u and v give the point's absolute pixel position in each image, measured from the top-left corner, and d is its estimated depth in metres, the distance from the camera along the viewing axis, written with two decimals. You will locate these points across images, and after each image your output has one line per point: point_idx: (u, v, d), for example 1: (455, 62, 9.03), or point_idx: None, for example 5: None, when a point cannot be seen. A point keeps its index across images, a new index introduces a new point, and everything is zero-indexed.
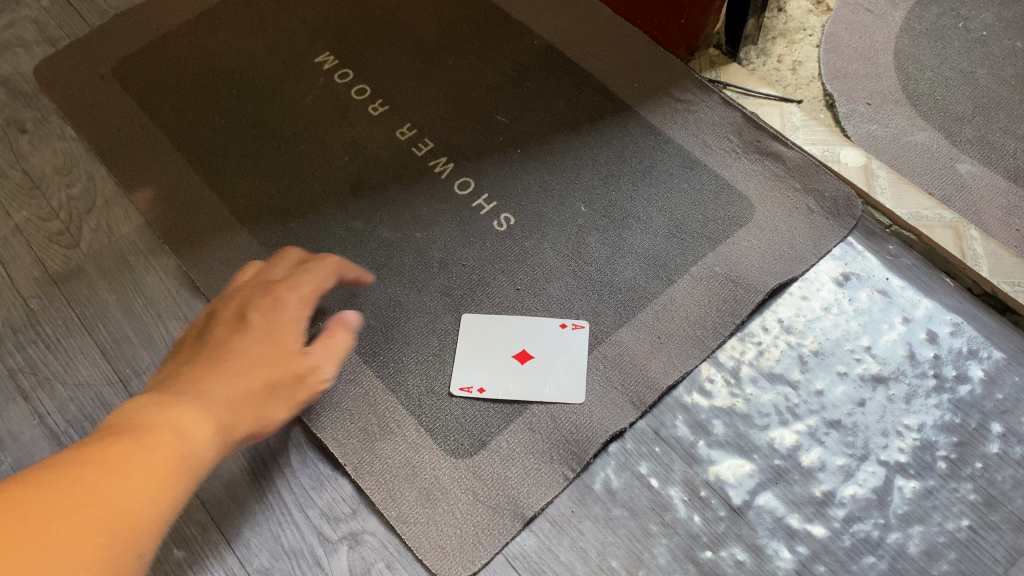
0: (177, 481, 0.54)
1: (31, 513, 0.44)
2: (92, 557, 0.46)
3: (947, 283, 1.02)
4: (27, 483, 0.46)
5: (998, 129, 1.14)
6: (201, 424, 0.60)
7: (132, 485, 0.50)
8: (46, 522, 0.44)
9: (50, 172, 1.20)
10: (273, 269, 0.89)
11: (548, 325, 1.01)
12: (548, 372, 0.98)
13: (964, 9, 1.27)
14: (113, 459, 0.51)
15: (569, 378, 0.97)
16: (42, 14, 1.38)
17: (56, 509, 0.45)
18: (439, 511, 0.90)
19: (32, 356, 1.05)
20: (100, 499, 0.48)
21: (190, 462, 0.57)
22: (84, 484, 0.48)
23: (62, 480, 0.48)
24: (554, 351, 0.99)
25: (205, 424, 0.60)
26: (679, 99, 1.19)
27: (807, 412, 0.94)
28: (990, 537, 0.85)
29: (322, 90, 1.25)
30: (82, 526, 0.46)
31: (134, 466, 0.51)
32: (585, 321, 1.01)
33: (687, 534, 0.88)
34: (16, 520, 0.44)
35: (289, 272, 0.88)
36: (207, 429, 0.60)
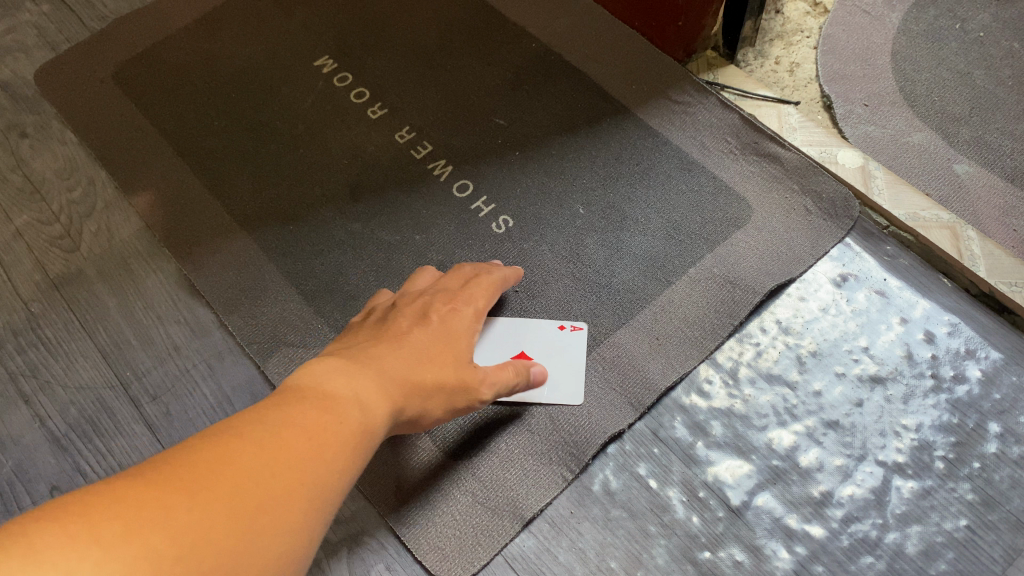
0: (358, 454, 0.64)
1: (242, 476, 0.55)
2: (290, 518, 0.56)
3: (944, 284, 1.02)
4: (244, 445, 0.57)
5: (996, 130, 1.15)
6: (381, 401, 0.69)
7: (323, 458, 0.60)
8: (254, 486, 0.55)
9: (51, 176, 1.21)
10: (445, 280, 0.92)
11: (547, 327, 1.01)
12: (548, 375, 0.98)
13: (960, 10, 1.28)
14: (310, 433, 0.61)
15: (569, 380, 0.97)
16: (41, 19, 1.38)
17: (264, 475, 0.56)
18: (439, 513, 0.91)
19: (33, 360, 1.05)
20: (299, 469, 0.58)
21: (369, 437, 0.66)
22: (286, 453, 0.58)
23: (270, 447, 0.58)
24: (553, 353, 0.99)
25: (384, 402, 0.69)
26: (677, 101, 1.19)
27: (805, 412, 0.94)
28: (988, 537, 0.85)
29: (322, 93, 1.25)
30: (283, 491, 0.56)
31: (324, 439, 0.61)
32: (584, 323, 1.02)
33: (686, 535, 0.88)
34: (235, 480, 0.54)
35: (464, 282, 0.92)
36: (385, 407, 0.69)
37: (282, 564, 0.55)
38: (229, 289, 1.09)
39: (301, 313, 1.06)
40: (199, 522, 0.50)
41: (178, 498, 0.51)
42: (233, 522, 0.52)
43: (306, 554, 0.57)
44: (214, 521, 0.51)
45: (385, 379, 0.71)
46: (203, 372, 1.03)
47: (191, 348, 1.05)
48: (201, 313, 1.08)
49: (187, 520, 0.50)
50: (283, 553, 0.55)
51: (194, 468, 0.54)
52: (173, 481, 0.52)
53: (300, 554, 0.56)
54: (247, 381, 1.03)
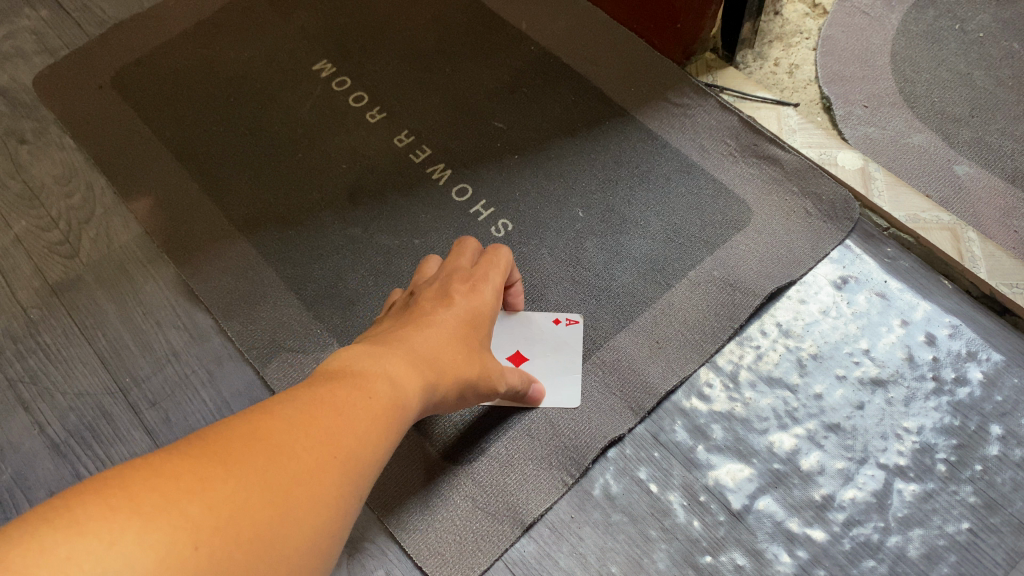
0: (393, 430, 0.63)
1: (277, 450, 0.53)
2: (329, 493, 0.54)
3: (945, 286, 1.02)
4: (277, 421, 0.55)
5: (996, 131, 1.14)
6: (415, 378, 0.68)
7: (359, 433, 0.59)
8: (290, 460, 0.53)
9: (50, 181, 1.21)
10: (452, 260, 0.88)
11: (544, 323, 1.02)
12: (544, 372, 0.98)
13: (960, 11, 1.27)
14: (344, 409, 0.59)
15: (565, 379, 0.98)
16: (39, 24, 1.38)
17: (300, 448, 0.54)
18: (439, 518, 0.90)
19: (32, 366, 1.05)
20: (334, 444, 0.56)
21: (403, 413, 0.65)
22: (320, 429, 0.56)
23: (303, 422, 0.56)
24: (550, 350, 1.00)
25: (418, 379, 0.68)
26: (676, 104, 1.19)
27: (806, 416, 0.94)
28: (990, 540, 0.85)
29: (321, 98, 1.25)
30: (319, 465, 0.54)
31: (358, 416, 0.60)
32: (580, 317, 1.02)
33: (686, 539, 0.88)
34: (270, 454, 0.52)
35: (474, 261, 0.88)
36: (419, 384, 0.68)
37: (320, 539, 0.53)
38: (228, 294, 1.09)
39: (300, 318, 1.06)
40: (237, 493, 0.48)
41: (214, 470, 0.49)
42: (272, 494, 0.50)
43: (342, 531, 0.55)
44: (251, 492, 0.49)
45: (416, 357, 0.70)
46: (202, 377, 1.03)
47: (190, 353, 1.05)
48: (200, 319, 1.08)
49: (224, 492, 0.48)
50: (322, 528, 0.53)
51: (226, 440, 0.51)
52: (207, 453, 0.50)
53: (338, 530, 0.55)
54: (246, 386, 1.02)
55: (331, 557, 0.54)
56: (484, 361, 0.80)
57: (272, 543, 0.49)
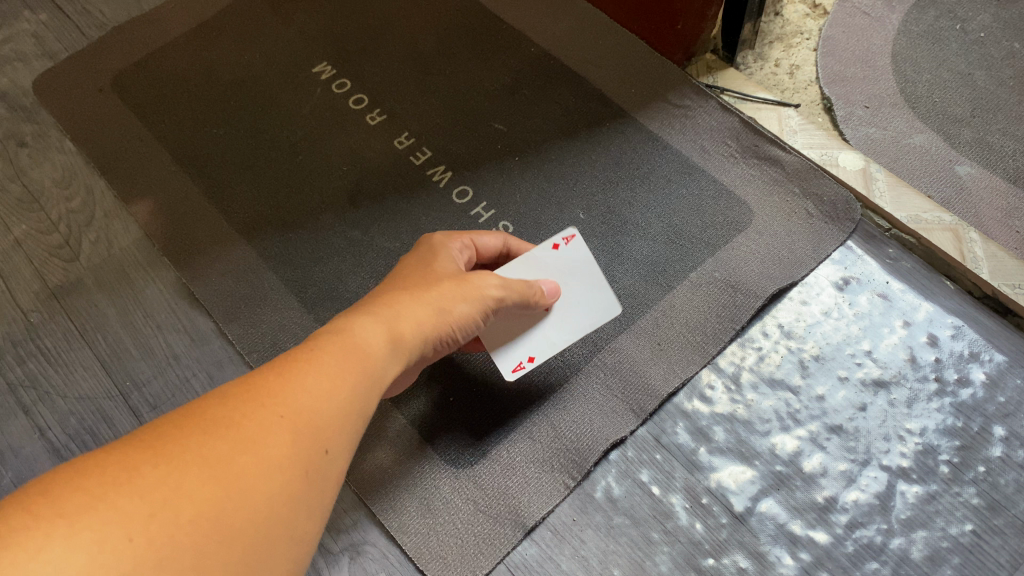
0: (353, 375, 0.64)
1: (211, 427, 0.55)
2: (276, 454, 0.56)
3: (947, 286, 1.01)
4: (211, 402, 0.57)
5: (998, 131, 1.14)
6: (370, 323, 0.68)
7: (302, 389, 0.60)
8: (226, 432, 0.55)
9: (50, 185, 1.20)
10: None
11: (540, 253, 0.89)
12: (574, 302, 0.90)
13: (961, 11, 1.27)
14: (284, 373, 0.61)
15: (597, 297, 0.90)
16: (39, 27, 1.38)
17: (237, 424, 0.56)
18: (440, 521, 0.90)
19: (32, 370, 1.05)
20: (275, 406, 0.58)
21: (364, 356, 0.65)
22: (259, 401, 0.58)
23: (238, 396, 0.58)
24: (563, 276, 0.90)
25: (376, 323, 0.69)
26: (676, 105, 1.18)
27: (808, 417, 0.94)
28: (994, 542, 0.85)
29: (321, 100, 1.25)
30: (260, 429, 0.56)
31: (301, 374, 0.61)
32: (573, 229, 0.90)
33: (689, 541, 0.88)
34: (204, 432, 0.54)
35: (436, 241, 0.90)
36: (379, 327, 0.69)
37: (274, 500, 0.54)
38: (229, 297, 1.08)
39: (301, 321, 1.05)
40: (169, 475, 0.51)
41: (145, 458, 0.51)
42: (210, 467, 0.52)
43: (306, 488, 0.57)
44: (186, 471, 0.51)
45: (370, 307, 0.71)
46: (203, 381, 1.03)
47: (190, 357, 1.05)
48: (201, 322, 1.08)
49: (155, 476, 0.50)
50: (275, 489, 0.55)
51: (159, 429, 0.54)
52: (138, 445, 0.52)
53: (298, 488, 0.56)
54: None
55: (300, 515, 0.56)
56: (458, 279, 0.77)
57: (217, 519, 0.51)
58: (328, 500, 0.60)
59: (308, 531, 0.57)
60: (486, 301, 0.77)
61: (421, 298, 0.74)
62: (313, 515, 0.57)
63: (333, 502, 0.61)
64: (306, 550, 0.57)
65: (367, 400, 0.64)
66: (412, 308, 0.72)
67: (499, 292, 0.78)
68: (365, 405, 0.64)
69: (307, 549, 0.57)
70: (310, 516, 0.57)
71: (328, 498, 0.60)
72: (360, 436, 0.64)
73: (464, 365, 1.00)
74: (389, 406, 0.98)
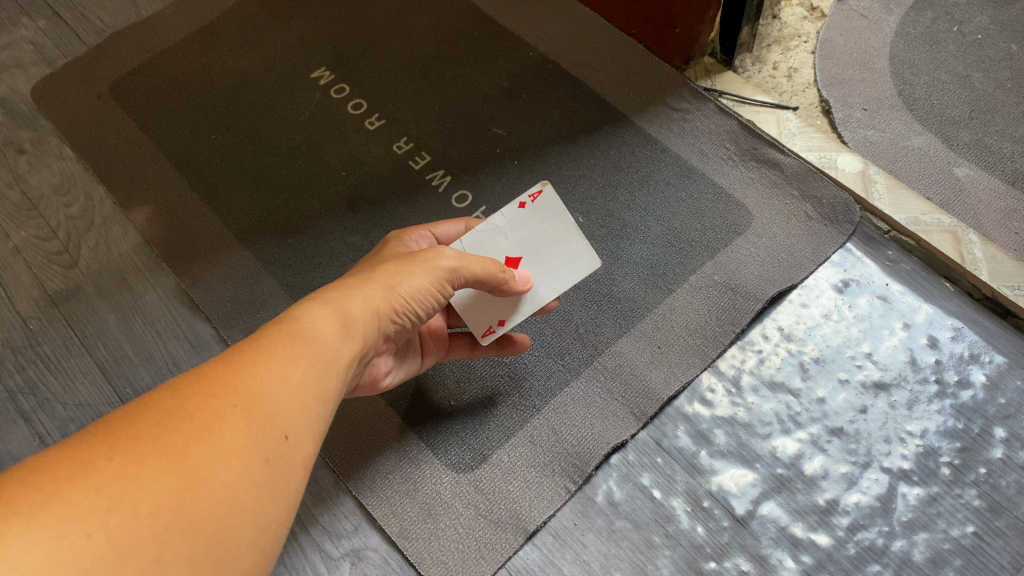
0: (304, 358, 0.64)
1: (165, 418, 0.54)
2: (233, 441, 0.56)
3: (947, 289, 1.02)
4: (162, 392, 0.57)
5: (995, 133, 1.14)
6: (317, 308, 0.69)
7: (255, 375, 0.60)
8: (181, 423, 0.54)
9: (48, 192, 1.20)
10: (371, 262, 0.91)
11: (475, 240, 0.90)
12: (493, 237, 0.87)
13: (958, 13, 1.27)
14: (233, 361, 0.61)
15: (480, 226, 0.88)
16: (37, 34, 1.38)
17: (189, 410, 0.56)
18: (441, 526, 0.90)
19: (32, 377, 1.05)
20: (228, 395, 0.58)
21: (314, 338, 0.66)
22: (208, 387, 0.58)
23: (191, 386, 0.58)
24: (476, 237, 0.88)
25: (324, 307, 0.69)
26: (675, 108, 1.19)
27: (808, 420, 0.94)
28: (996, 543, 0.85)
29: (319, 105, 1.25)
30: (216, 420, 0.56)
31: (252, 360, 0.62)
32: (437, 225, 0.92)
33: (690, 545, 0.88)
34: (158, 423, 0.54)
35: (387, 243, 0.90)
36: (327, 310, 0.69)
37: (236, 488, 0.55)
38: (228, 303, 1.08)
39: None
40: (125, 468, 0.50)
41: (98, 452, 0.50)
42: (167, 459, 0.52)
43: (269, 476, 0.57)
44: (143, 463, 0.51)
45: (319, 295, 0.71)
46: None
47: (190, 362, 1.05)
48: (200, 327, 1.08)
49: (110, 470, 0.50)
50: (236, 479, 0.55)
51: (111, 422, 0.53)
52: (91, 439, 0.51)
53: (259, 476, 0.57)
54: None
55: (264, 503, 0.57)
56: (409, 255, 0.78)
57: (175, 506, 0.51)
58: (293, 487, 0.60)
59: (272, 519, 0.57)
60: (441, 272, 0.77)
61: (372, 278, 0.75)
62: (277, 502, 0.58)
63: (298, 488, 0.61)
64: (272, 536, 0.58)
65: (325, 380, 0.65)
66: (362, 289, 0.73)
67: (455, 261, 0.78)
68: (324, 384, 0.65)
69: (273, 536, 0.58)
70: (275, 503, 0.58)
71: (293, 485, 0.60)
72: (321, 419, 0.64)
73: (466, 370, 1.00)
74: (389, 412, 0.99)
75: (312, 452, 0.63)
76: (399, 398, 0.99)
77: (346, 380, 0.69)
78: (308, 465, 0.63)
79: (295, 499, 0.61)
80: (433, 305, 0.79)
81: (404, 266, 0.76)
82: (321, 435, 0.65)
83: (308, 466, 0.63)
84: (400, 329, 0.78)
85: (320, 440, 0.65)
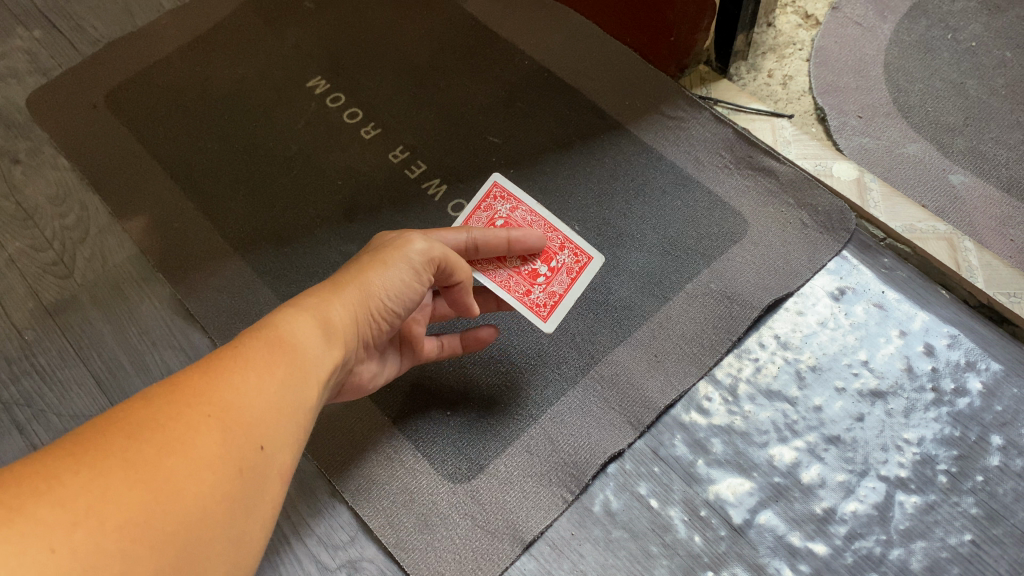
0: (281, 367, 0.65)
1: (135, 430, 0.54)
2: (205, 453, 0.56)
3: (943, 296, 1.02)
4: (134, 404, 0.57)
5: (990, 139, 1.14)
6: (296, 317, 0.70)
7: (231, 385, 0.61)
8: (152, 435, 0.55)
9: (43, 202, 1.20)
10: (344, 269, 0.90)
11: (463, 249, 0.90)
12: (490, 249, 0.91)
13: (952, 20, 1.28)
14: (210, 370, 0.62)
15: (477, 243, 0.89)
16: (32, 44, 1.38)
17: (161, 422, 0.56)
18: (438, 537, 0.90)
19: (27, 388, 1.04)
20: (203, 405, 0.59)
21: (293, 347, 0.67)
22: (182, 397, 0.58)
23: (164, 396, 0.58)
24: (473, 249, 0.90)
25: (303, 315, 0.71)
26: (670, 116, 1.19)
27: (805, 428, 0.93)
28: (993, 551, 0.84)
29: (314, 115, 1.25)
30: (188, 430, 0.56)
31: (228, 368, 0.63)
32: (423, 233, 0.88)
33: (688, 555, 0.87)
34: (128, 435, 0.54)
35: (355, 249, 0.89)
36: (303, 317, 0.70)
37: (208, 501, 0.55)
38: (224, 313, 1.08)
39: None
40: (92, 481, 0.50)
41: (65, 466, 0.50)
42: (136, 471, 0.52)
43: (241, 488, 0.58)
44: (111, 476, 0.51)
45: (298, 302, 0.73)
46: None
47: None
48: (196, 337, 1.08)
49: (77, 484, 0.49)
50: (208, 491, 0.55)
51: (79, 436, 0.53)
52: (60, 453, 0.51)
53: (231, 490, 0.57)
54: None
55: (236, 515, 0.57)
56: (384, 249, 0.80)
57: (144, 518, 0.50)
58: (265, 498, 0.61)
59: (243, 532, 0.58)
60: (416, 268, 0.80)
61: (351, 282, 0.76)
62: (249, 514, 0.58)
63: (271, 499, 0.62)
64: (243, 548, 0.58)
65: (303, 388, 0.66)
66: (341, 295, 0.74)
67: (423, 252, 0.80)
68: (301, 393, 0.66)
69: (245, 548, 0.58)
70: (247, 516, 0.58)
71: (265, 496, 0.61)
72: (297, 429, 0.65)
73: (462, 379, 1.00)
74: (385, 422, 0.98)
75: (285, 467, 0.64)
76: (394, 407, 0.99)
77: (325, 385, 0.71)
78: (283, 476, 0.64)
79: (267, 512, 0.62)
80: (410, 302, 0.82)
81: (379, 266, 0.78)
82: (298, 443, 0.66)
83: (282, 478, 0.63)
84: (377, 333, 0.80)
85: (296, 449, 0.66)
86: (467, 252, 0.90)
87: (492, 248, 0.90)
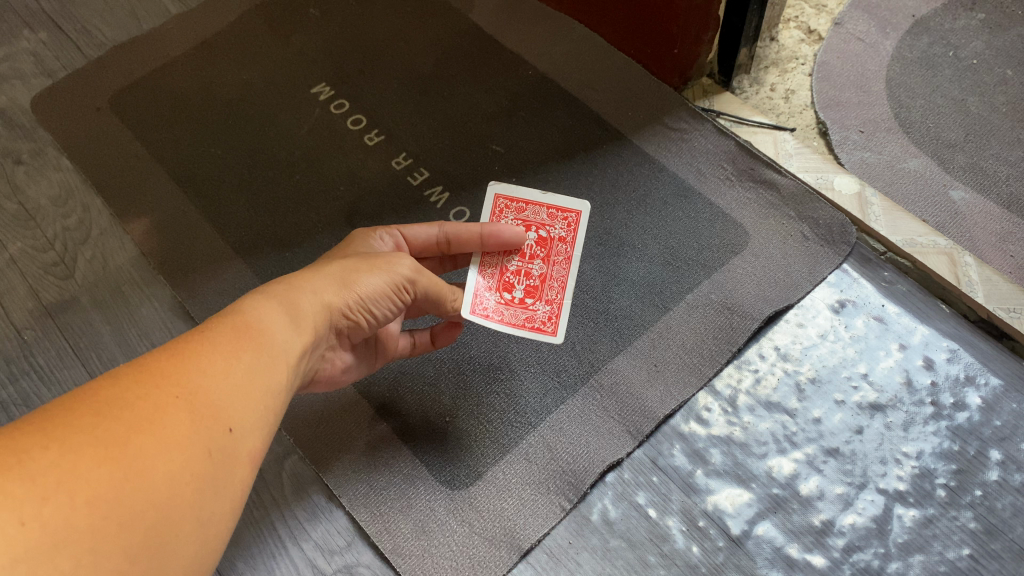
0: (249, 351, 0.65)
1: (104, 409, 0.55)
2: (175, 433, 0.56)
3: (942, 310, 1.02)
4: (103, 382, 0.57)
5: (991, 156, 1.15)
6: (269, 305, 0.70)
7: (200, 367, 0.61)
8: (121, 414, 0.55)
9: (46, 203, 1.21)
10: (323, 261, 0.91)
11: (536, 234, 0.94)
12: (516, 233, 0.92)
13: (954, 38, 1.28)
14: (178, 352, 0.62)
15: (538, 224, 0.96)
16: (38, 46, 1.38)
17: (130, 400, 0.56)
18: (435, 543, 0.90)
19: (25, 388, 1.04)
20: (171, 386, 0.59)
21: (262, 331, 0.68)
22: (150, 375, 0.59)
23: (133, 376, 0.58)
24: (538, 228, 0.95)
25: (273, 303, 0.71)
26: (673, 128, 1.19)
27: (804, 440, 0.93)
28: (991, 566, 0.84)
29: (318, 121, 1.25)
30: (157, 410, 0.57)
31: (199, 350, 0.63)
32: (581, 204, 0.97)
33: (685, 565, 0.87)
34: (97, 413, 0.54)
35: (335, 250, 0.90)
36: (275, 306, 0.71)
37: (177, 483, 0.55)
38: None
39: None
40: (61, 457, 0.50)
41: (33, 442, 0.50)
42: (104, 448, 0.52)
43: (212, 470, 0.58)
44: (79, 453, 0.51)
45: (268, 290, 0.73)
46: None
47: None
48: None
49: (47, 459, 0.50)
50: (178, 471, 0.55)
51: (49, 412, 0.53)
52: (27, 428, 0.51)
53: (202, 471, 0.57)
54: None
55: (206, 496, 0.57)
56: (372, 257, 0.80)
57: (111, 495, 0.51)
58: (237, 481, 0.61)
59: (214, 513, 0.58)
60: (398, 276, 0.80)
61: (327, 275, 0.77)
62: (219, 496, 0.59)
63: (243, 482, 0.62)
64: (214, 530, 0.59)
65: (271, 373, 0.66)
66: (313, 284, 0.75)
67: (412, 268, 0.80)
68: (270, 378, 0.66)
69: (215, 529, 0.59)
70: (218, 496, 0.59)
71: (237, 478, 0.61)
72: (270, 413, 0.66)
73: (461, 387, 1.00)
74: (383, 428, 0.98)
75: (257, 451, 0.64)
76: (394, 413, 0.99)
77: (295, 374, 0.71)
78: (254, 459, 0.64)
79: (240, 494, 0.62)
80: (390, 308, 0.81)
81: (360, 266, 0.79)
82: (268, 429, 0.66)
83: (253, 461, 0.64)
84: (352, 327, 0.80)
85: (268, 434, 0.66)
86: (440, 245, 0.90)
87: (466, 242, 0.89)
